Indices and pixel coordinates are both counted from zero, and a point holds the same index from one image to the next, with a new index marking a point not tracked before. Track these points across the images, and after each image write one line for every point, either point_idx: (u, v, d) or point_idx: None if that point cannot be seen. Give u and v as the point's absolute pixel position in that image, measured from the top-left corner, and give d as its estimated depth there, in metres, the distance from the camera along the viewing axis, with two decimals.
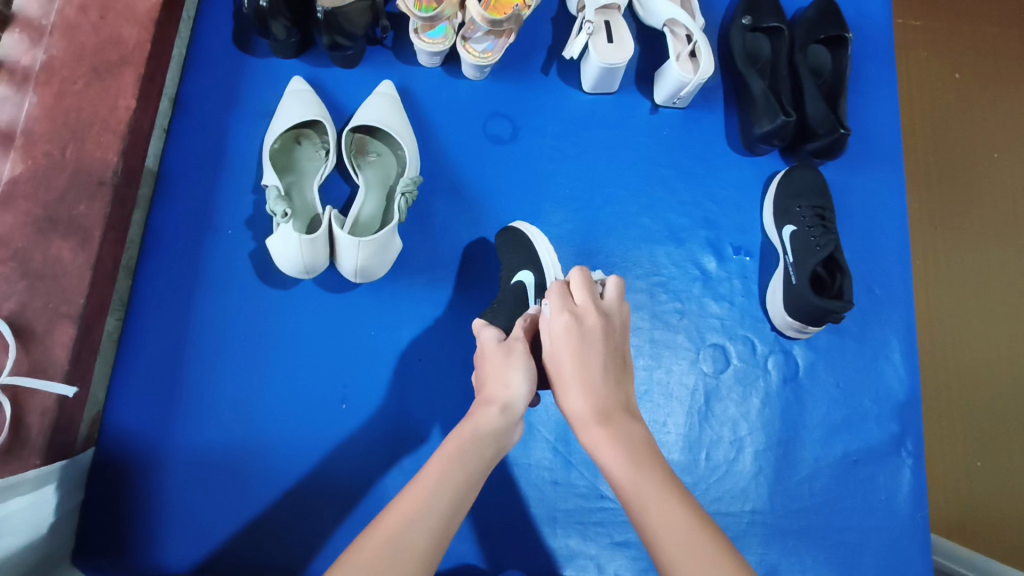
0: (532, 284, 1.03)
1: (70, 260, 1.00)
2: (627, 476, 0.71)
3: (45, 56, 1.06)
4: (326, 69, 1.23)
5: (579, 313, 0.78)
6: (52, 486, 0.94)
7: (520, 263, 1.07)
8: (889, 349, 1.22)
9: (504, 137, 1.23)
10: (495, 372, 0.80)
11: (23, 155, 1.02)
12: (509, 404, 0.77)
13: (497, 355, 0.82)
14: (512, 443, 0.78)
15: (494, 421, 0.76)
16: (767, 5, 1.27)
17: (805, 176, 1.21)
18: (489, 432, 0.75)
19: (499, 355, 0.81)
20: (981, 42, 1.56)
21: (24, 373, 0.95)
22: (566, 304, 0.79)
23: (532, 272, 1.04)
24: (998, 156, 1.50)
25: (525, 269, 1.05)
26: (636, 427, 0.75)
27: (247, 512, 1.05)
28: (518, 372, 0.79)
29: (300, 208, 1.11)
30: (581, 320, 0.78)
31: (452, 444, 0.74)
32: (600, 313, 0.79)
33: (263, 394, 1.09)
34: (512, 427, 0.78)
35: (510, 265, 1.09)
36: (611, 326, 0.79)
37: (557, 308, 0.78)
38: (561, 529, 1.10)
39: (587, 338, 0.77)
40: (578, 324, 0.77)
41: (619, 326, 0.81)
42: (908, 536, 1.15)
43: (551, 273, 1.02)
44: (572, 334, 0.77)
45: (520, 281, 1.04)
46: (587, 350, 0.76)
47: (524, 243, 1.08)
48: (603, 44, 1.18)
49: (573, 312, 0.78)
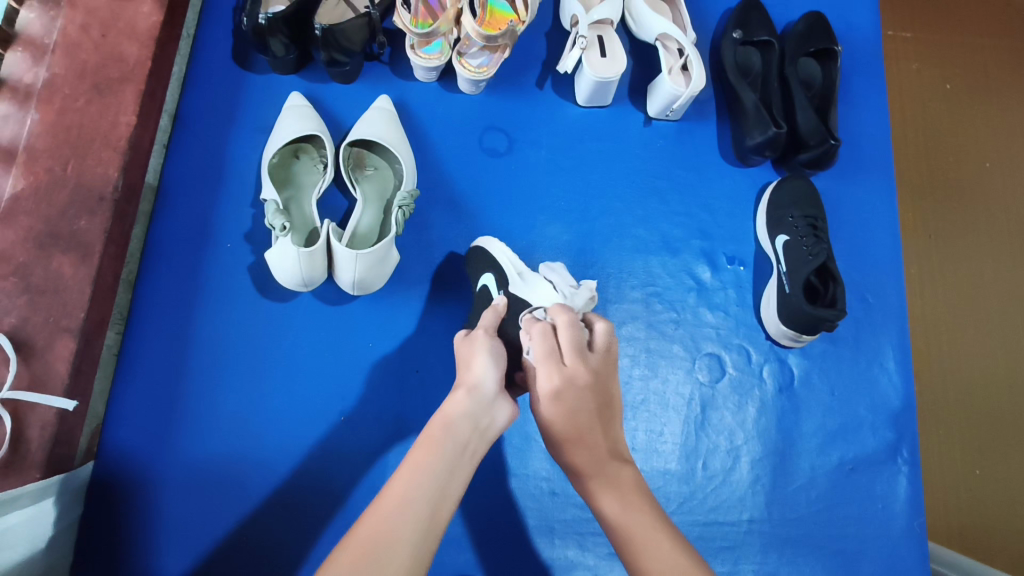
0: (493, 284, 1.05)
1: (71, 275, 1.01)
2: (616, 514, 0.78)
3: (46, 74, 1.08)
4: (324, 84, 1.25)
5: (569, 373, 0.77)
6: (51, 500, 0.95)
7: (482, 269, 1.10)
8: (883, 358, 1.23)
9: (499, 150, 1.25)
10: (463, 361, 0.83)
11: (25, 171, 1.04)
12: (476, 386, 0.78)
13: (462, 349, 0.84)
14: (495, 424, 0.78)
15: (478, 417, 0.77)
16: (757, 21, 1.30)
17: (797, 186, 1.23)
18: (460, 415, 0.75)
19: (465, 346, 0.84)
20: (970, 53, 1.59)
21: (24, 388, 0.96)
22: (556, 366, 0.77)
23: (493, 274, 1.06)
24: (990, 165, 1.52)
25: (487, 272, 1.08)
26: (624, 472, 0.80)
27: (246, 525, 1.05)
28: (480, 356, 0.80)
29: (298, 221, 1.12)
30: (572, 380, 0.77)
31: (426, 435, 0.74)
32: (590, 371, 0.79)
33: (262, 407, 1.09)
34: (490, 407, 0.78)
35: (476, 271, 1.12)
36: (600, 379, 0.80)
37: (548, 372, 0.77)
38: (559, 539, 1.10)
39: (578, 400, 0.77)
40: (568, 387, 0.77)
41: (607, 375, 0.81)
42: (905, 543, 1.15)
43: (505, 266, 1.03)
44: (564, 399, 0.77)
45: (484, 285, 1.08)
46: (579, 410, 0.78)
47: (481, 253, 1.11)
48: (596, 59, 1.21)
49: (564, 373, 0.77)
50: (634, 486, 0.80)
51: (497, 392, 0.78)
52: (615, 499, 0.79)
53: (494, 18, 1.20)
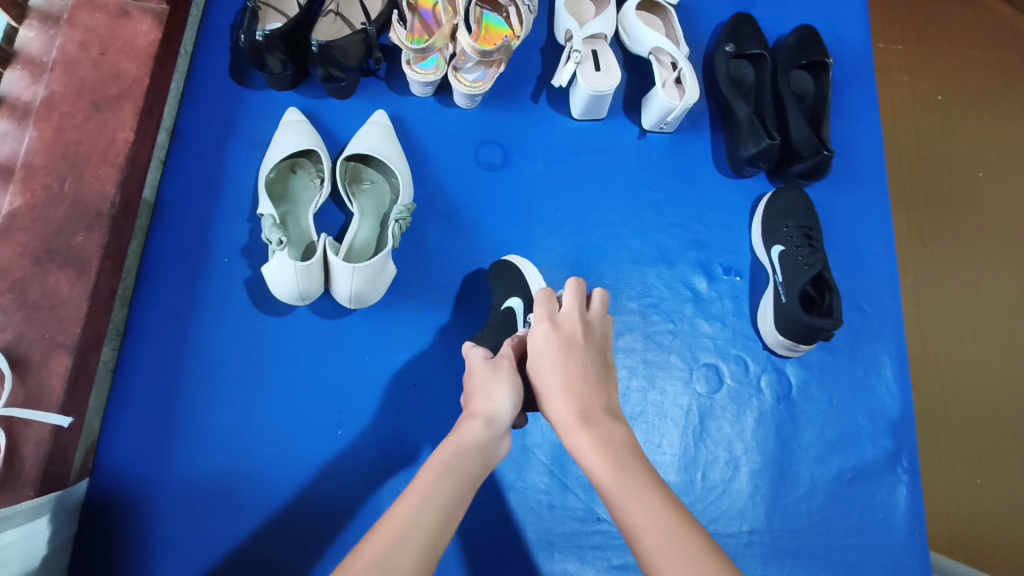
0: (519, 310, 1.06)
1: (67, 291, 1.02)
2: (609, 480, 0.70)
3: (45, 91, 1.09)
4: (320, 100, 1.26)
5: (559, 320, 0.83)
6: (46, 518, 0.94)
7: (507, 290, 1.10)
8: (881, 367, 1.23)
9: (495, 163, 1.26)
10: (481, 387, 0.84)
11: (22, 188, 1.04)
12: (493, 418, 0.80)
13: (482, 369, 0.86)
14: (498, 457, 0.80)
15: (481, 436, 0.78)
16: (749, 34, 1.31)
17: (791, 197, 1.24)
18: (468, 440, 0.76)
19: (488, 371, 0.85)
20: (960, 65, 1.61)
21: (19, 404, 0.96)
22: (548, 311, 0.84)
23: (521, 299, 1.07)
24: (983, 176, 1.53)
25: (512, 295, 1.08)
26: (618, 430, 0.75)
27: (241, 541, 1.04)
28: (501, 386, 0.83)
29: (295, 235, 1.13)
30: (560, 327, 0.82)
31: (437, 461, 0.75)
32: (580, 321, 0.83)
33: (258, 423, 1.09)
34: (498, 439, 0.80)
35: (499, 293, 1.12)
36: (590, 332, 0.83)
37: (540, 315, 0.83)
38: (558, 553, 1.09)
39: (566, 344, 0.80)
40: (554, 332, 0.81)
41: (599, 334, 0.84)
42: (906, 554, 1.14)
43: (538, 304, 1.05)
44: (551, 339, 0.81)
45: (508, 308, 1.07)
46: (565, 353, 0.79)
47: (514, 272, 1.10)
48: (591, 73, 1.23)
49: (553, 320, 0.83)
50: None
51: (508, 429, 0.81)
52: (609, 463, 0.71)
53: (489, 33, 1.22)
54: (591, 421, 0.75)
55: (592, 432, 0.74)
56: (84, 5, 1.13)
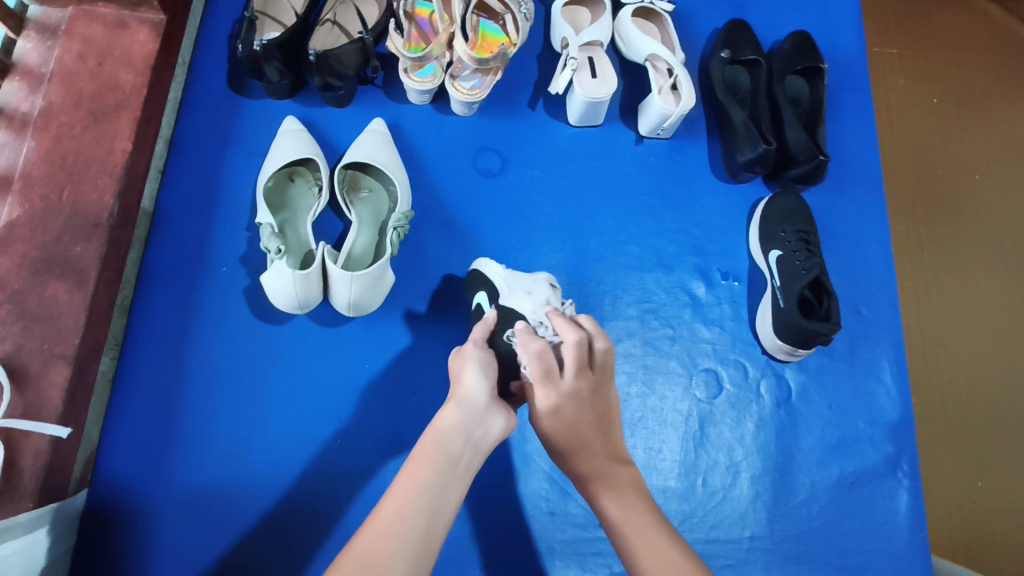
0: (486, 302, 1.05)
1: (65, 301, 1.02)
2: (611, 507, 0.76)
3: (43, 102, 1.09)
4: (317, 108, 1.26)
5: (568, 392, 0.79)
6: (44, 530, 0.94)
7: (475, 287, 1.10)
8: (879, 370, 1.23)
9: (493, 170, 1.26)
10: (454, 375, 0.83)
11: (21, 199, 1.04)
12: (466, 398, 0.78)
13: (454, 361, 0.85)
14: (488, 436, 0.77)
15: (455, 417, 0.77)
16: (744, 40, 1.32)
17: (788, 202, 1.24)
18: (469, 448, 0.75)
19: (456, 359, 0.84)
20: (954, 68, 1.62)
21: (17, 415, 0.96)
22: (552, 378, 0.78)
23: (486, 291, 1.06)
24: (980, 178, 1.54)
25: (479, 290, 1.08)
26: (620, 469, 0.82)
27: (240, 551, 1.03)
28: (469, 367, 0.81)
29: (293, 244, 1.12)
30: (568, 397, 0.79)
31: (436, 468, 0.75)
32: (586, 387, 0.80)
33: (257, 432, 1.09)
34: (477, 419, 0.77)
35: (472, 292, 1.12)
36: (597, 392, 0.81)
37: (547, 395, 0.78)
38: (559, 559, 1.09)
39: (577, 416, 0.80)
40: (565, 408, 0.79)
41: (604, 384, 0.83)
42: (907, 557, 1.14)
43: (496, 283, 1.04)
44: (562, 417, 0.80)
45: (478, 305, 1.08)
46: (577, 422, 0.81)
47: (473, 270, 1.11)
48: (587, 80, 1.23)
49: (561, 393, 0.79)
50: (630, 486, 0.83)
51: (488, 402, 0.79)
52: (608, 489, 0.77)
53: (485, 41, 1.23)
54: None
55: None
56: (82, 15, 1.14)
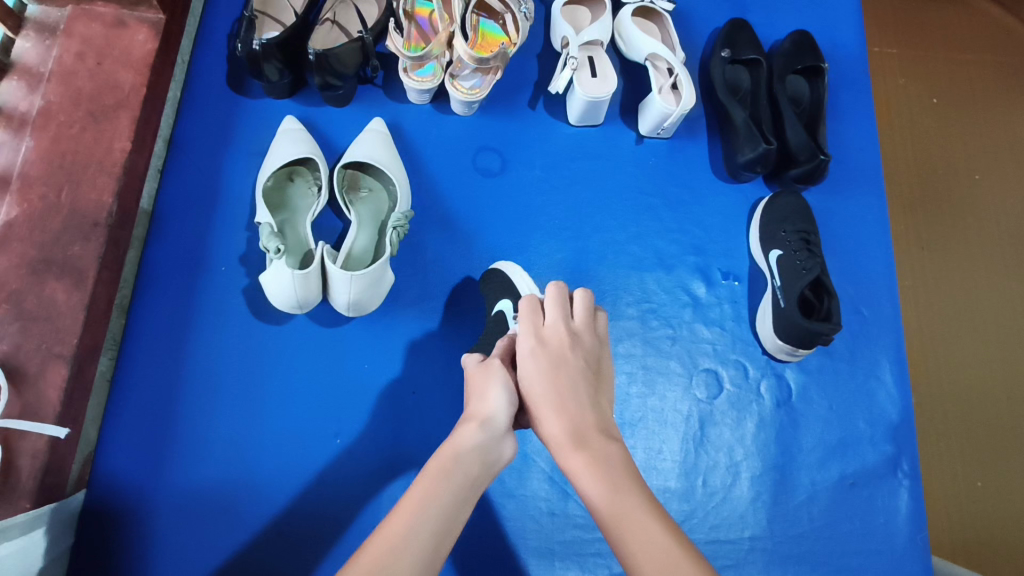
0: (509, 310, 1.04)
1: (64, 301, 1.01)
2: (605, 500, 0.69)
3: (42, 101, 1.08)
4: (317, 108, 1.26)
5: (544, 336, 0.83)
6: (41, 531, 0.93)
7: (498, 295, 1.09)
8: (880, 370, 1.23)
9: (493, 170, 1.26)
10: (476, 389, 0.82)
11: (19, 199, 1.04)
12: (489, 419, 0.78)
13: (477, 372, 0.83)
14: (502, 459, 0.78)
15: (478, 439, 0.76)
16: (744, 39, 1.32)
17: (788, 202, 1.24)
18: (469, 449, 0.75)
19: (479, 372, 0.83)
20: (953, 68, 1.62)
21: (15, 416, 0.96)
22: (534, 325, 0.83)
23: (511, 300, 1.05)
24: (980, 177, 1.54)
25: (504, 299, 1.07)
26: (613, 447, 0.74)
27: (239, 552, 1.03)
28: (496, 387, 0.80)
29: (293, 244, 1.12)
30: (546, 341, 0.82)
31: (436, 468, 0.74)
32: (565, 331, 0.83)
33: (256, 433, 1.08)
34: (497, 441, 0.78)
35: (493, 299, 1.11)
36: (577, 340, 0.83)
37: (524, 332, 0.83)
38: (559, 561, 1.09)
39: (554, 356, 0.80)
40: (541, 347, 0.81)
41: (587, 339, 0.84)
42: (908, 557, 1.14)
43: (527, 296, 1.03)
44: (538, 356, 0.80)
45: (499, 311, 1.06)
46: (556, 365, 0.79)
47: (502, 276, 1.10)
48: (587, 80, 1.23)
49: (537, 335, 0.83)
50: None
51: (507, 428, 0.79)
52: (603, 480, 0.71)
53: (485, 41, 1.23)
54: (585, 442, 0.74)
55: (586, 453, 0.73)
56: (81, 15, 1.14)
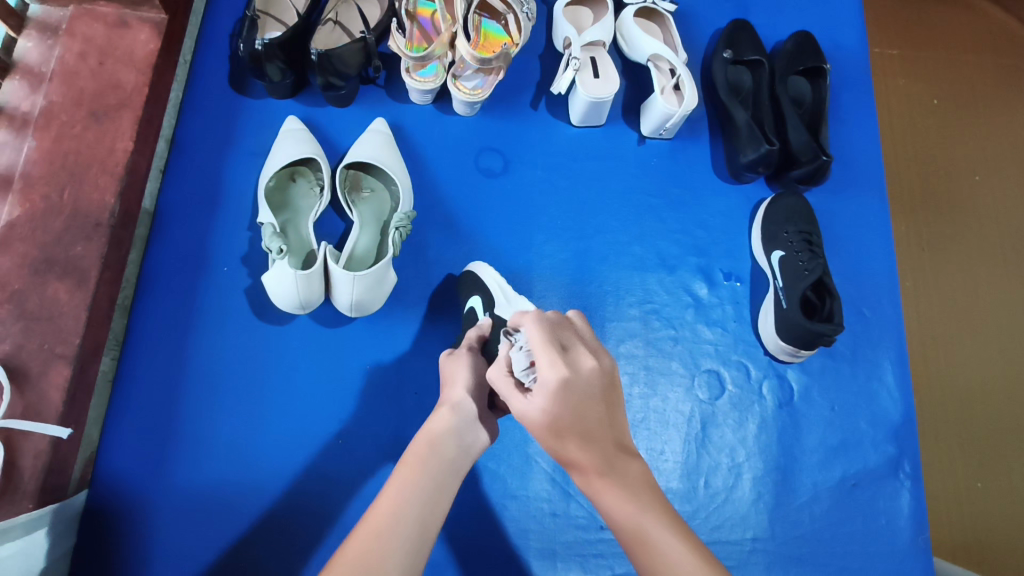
0: (479, 307, 1.06)
1: (66, 301, 1.01)
2: (628, 499, 0.71)
3: (44, 101, 1.08)
4: (319, 108, 1.26)
5: (571, 364, 0.69)
6: (43, 531, 0.93)
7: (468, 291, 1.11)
8: (882, 372, 1.23)
9: (495, 170, 1.26)
10: (446, 378, 0.86)
11: (21, 198, 1.04)
12: (459, 404, 0.80)
13: (447, 361, 0.89)
14: (476, 445, 0.79)
15: (448, 423, 0.78)
16: (747, 40, 1.32)
17: (790, 203, 1.24)
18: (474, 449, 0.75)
19: (450, 361, 0.88)
20: (954, 70, 1.62)
21: (18, 416, 0.95)
22: (558, 357, 0.69)
23: (480, 296, 1.06)
24: (981, 179, 1.54)
25: (472, 294, 1.09)
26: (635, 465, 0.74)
27: (240, 552, 1.03)
28: (461, 373, 0.84)
29: (295, 243, 1.12)
30: (574, 373, 0.69)
31: (440, 470, 0.74)
32: (591, 358, 0.70)
33: (257, 434, 1.08)
34: (468, 426, 0.79)
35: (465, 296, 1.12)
36: (603, 366, 0.71)
37: (549, 366, 0.68)
38: (560, 561, 1.09)
39: (583, 394, 0.69)
40: (572, 382, 0.68)
41: (609, 361, 0.73)
42: (909, 559, 1.14)
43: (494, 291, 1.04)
44: (568, 396, 0.68)
45: (470, 308, 1.08)
46: (584, 403, 0.69)
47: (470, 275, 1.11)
48: (589, 80, 1.23)
49: (565, 365, 0.68)
50: None
51: (478, 412, 0.80)
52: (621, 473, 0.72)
53: (487, 41, 1.23)
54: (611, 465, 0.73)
55: (610, 476, 0.72)
56: (83, 14, 1.13)
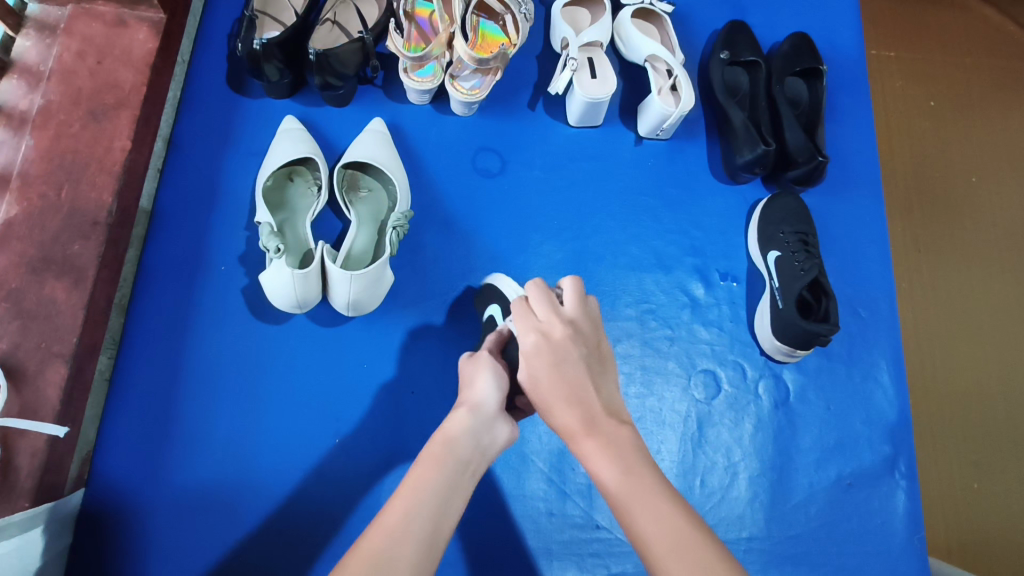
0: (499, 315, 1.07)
1: (63, 300, 1.01)
2: (614, 478, 0.70)
3: (42, 100, 1.08)
4: (317, 108, 1.26)
5: (546, 328, 0.77)
6: (39, 529, 0.93)
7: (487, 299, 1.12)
8: (877, 372, 1.23)
9: (492, 171, 1.26)
10: (466, 380, 0.83)
11: (19, 197, 1.04)
12: (477, 403, 0.78)
13: (467, 366, 0.85)
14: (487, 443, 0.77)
15: (457, 419, 0.77)
16: (743, 42, 1.32)
17: (786, 204, 1.24)
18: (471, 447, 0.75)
19: (469, 365, 0.84)
20: (950, 71, 1.63)
21: (14, 414, 0.96)
22: (530, 323, 0.77)
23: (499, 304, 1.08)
24: (976, 180, 1.55)
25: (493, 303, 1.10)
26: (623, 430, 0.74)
27: (237, 550, 1.03)
28: (482, 375, 0.81)
29: (292, 243, 1.12)
30: (547, 335, 0.76)
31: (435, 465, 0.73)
32: (564, 323, 0.77)
33: (254, 433, 1.08)
34: (485, 427, 0.77)
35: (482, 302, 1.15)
36: (578, 331, 0.77)
37: (523, 329, 0.77)
38: (557, 561, 1.09)
39: (557, 354, 0.75)
40: (545, 342, 0.75)
41: (587, 328, 0.78)
42: (904, 557, 1.14)
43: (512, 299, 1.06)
44: (542, 356, 0.75)
45: (490, 316, 1.10)
46: (559, 365, 0.75)
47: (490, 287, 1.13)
48: (586, 81, 1.24)
49: (539, 328, 0.77)
50: None
51: (497, 411, 0.78)
52: (614, 460, 0.71)
53: (485, 41, 1.23)
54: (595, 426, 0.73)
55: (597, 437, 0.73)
56: (81, 14, 1.14)
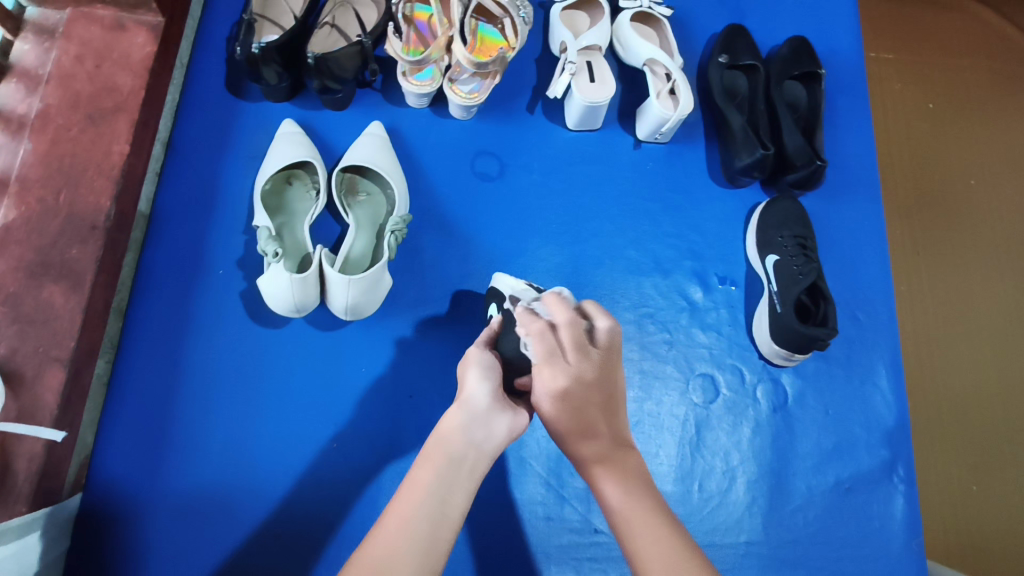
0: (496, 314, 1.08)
1: (62, 304, 1.01)
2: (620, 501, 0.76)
3: (40, 104, 1.08)
4: (315, 111, 1.26)
5: (577, 371, 0.74)
6: (36, 534, 0.93)
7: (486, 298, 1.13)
8: (876, 376, 1.23)
9: (491, 174, 1.26)
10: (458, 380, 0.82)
11: (17, 201, 1.04)
12: (466, 401, 0.78)
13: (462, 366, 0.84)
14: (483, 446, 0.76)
15: (452, 422, 0.76)
16: (742, 45, 1.32)
17: (785, 208, 1.24)
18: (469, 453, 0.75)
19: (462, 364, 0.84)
20: (948, 74, 1.63)
21: (12, 419, 0.95)
22: (563, 367, 0.73)
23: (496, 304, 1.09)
24: (975, 183, 1.55)
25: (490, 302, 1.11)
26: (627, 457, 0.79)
27: (234, 554, 1.03)
28: (471, 373, 0.80)
29: (290, 246, 1.12)
30: (578, 381, 0.73)
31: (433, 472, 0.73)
32: (594, 368, 0.75)
33: (251, 437, 1.08)
34: (475, 422, 0.76)
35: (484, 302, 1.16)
36: (607, 375, 0.76)
37: (556, 373, 0.73)
38: (555, 565, 1.09)
39: (584, 399, 0.74)
40: (576, 388, 0.73)
41: (614, 370, 0.77)
42: (903, 561, 1.15)
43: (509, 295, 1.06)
44: (570, 399, 0.74)
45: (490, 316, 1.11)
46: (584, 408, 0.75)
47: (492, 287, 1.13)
48: (585, 84, 1.24)
49: (571, 372, 0.73)
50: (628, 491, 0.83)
51: (489, 405, 0.77)
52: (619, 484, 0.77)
53: (484, 45, 1.23)
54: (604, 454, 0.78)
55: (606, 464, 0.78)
56: (80, 18, 1.14)
